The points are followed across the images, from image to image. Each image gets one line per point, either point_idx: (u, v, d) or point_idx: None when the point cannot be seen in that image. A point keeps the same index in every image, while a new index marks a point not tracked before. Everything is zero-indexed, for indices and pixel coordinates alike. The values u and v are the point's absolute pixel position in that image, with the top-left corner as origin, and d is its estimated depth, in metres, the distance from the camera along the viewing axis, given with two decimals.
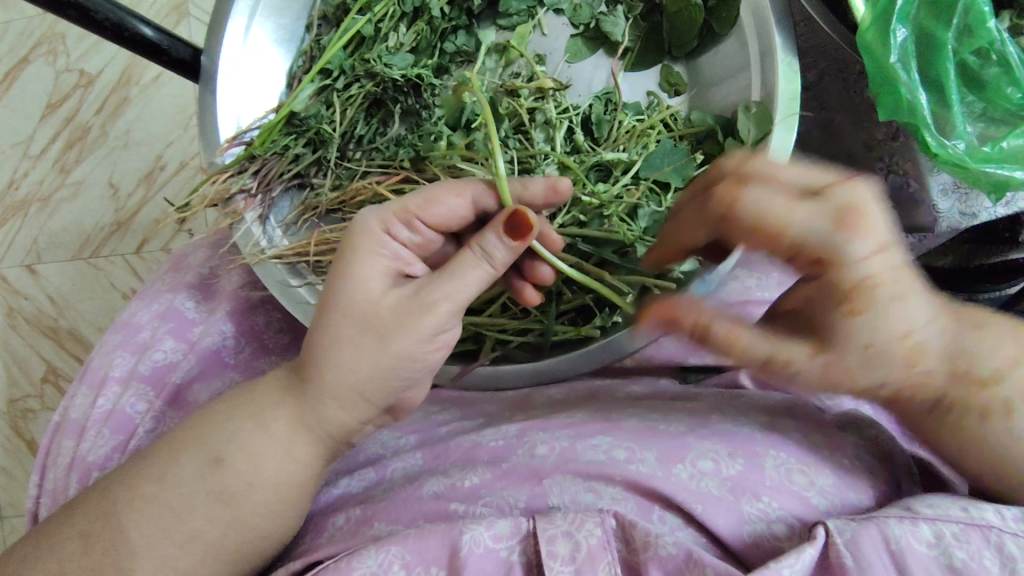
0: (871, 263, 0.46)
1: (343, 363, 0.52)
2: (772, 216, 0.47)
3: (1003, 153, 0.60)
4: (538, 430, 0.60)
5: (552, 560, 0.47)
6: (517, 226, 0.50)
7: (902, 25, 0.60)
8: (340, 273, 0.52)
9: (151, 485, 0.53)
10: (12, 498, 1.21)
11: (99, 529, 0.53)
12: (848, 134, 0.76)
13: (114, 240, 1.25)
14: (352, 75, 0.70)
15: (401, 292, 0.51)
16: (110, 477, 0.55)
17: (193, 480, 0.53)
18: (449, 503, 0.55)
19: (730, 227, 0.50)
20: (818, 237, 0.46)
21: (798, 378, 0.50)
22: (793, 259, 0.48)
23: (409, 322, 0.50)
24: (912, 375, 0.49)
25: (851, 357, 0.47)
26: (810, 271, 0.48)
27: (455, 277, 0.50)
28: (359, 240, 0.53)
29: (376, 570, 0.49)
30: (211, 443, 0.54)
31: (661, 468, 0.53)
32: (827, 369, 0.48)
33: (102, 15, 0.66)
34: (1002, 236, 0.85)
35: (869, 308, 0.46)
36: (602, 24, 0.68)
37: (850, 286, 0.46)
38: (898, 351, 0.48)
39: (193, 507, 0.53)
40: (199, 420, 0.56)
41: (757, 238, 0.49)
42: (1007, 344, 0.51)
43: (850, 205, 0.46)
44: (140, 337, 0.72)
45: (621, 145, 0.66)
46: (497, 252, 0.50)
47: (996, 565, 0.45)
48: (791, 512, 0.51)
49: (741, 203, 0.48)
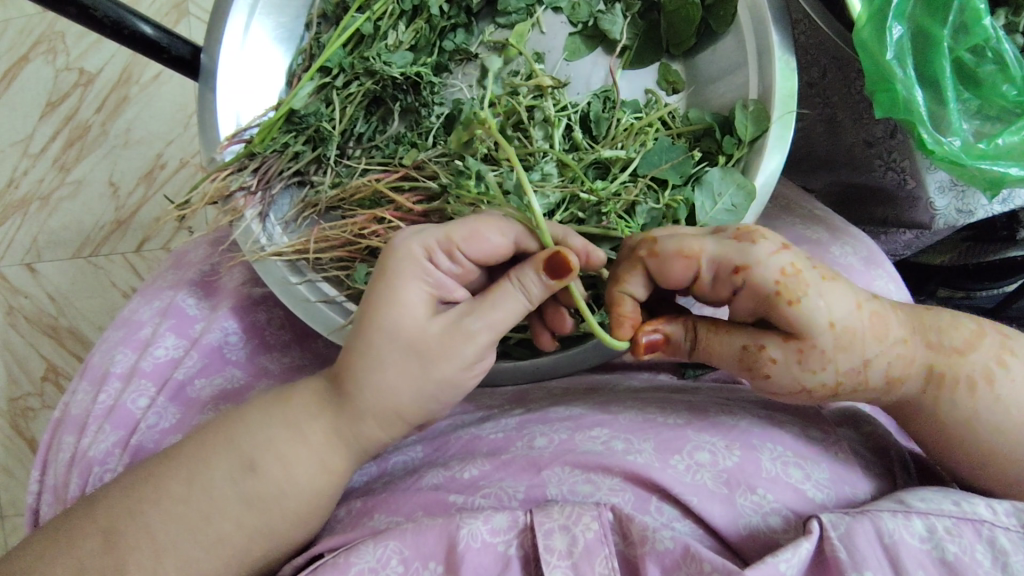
0: (782, 256, 0.49)
1: (385, 386, 0.52)
2: (688, 246, 0.51)
3: (997, 149, 0.61)
4: (537, 424, 0.61)
5: (549, 555, 0.48)
6: (558, 267, 0.49)
7: (899, 22, 0.60)
8: (381, 297, 0.52)
9: (180, 485, 0.54)
10: (12, 495, 1.22)
11: (121, 523, 0.53)
12: (848, 131, 0.78)
13: (114, 239, 1.25)
14: (351, 73, 0.70)
15: (440, 318, 0.51)
16: (128, 479, 0.56)
17: (225, 481, 0.54)
18: (448, 493, 0.55)
19: (656, 273, 0.52)
20: (728, 251, 0.50)
21: (776, 371, 0.51)
22: (718, 284, 0.51)
23: (448, 347, 0.51)
24: (886, 347, 0.52)
25: (822, 339, 0.50)
26: (736, 287, 0.51)
27: (495, 310, 0.50)
28: (402, 265, 0.52)
29: (375, 565, 0.49)
30: (236, 449, 0.54)
31: (659, 459, 0.54)
32: (803, 354, 0.50)
33: (102, 13, 0.66)
34: (1001, 234, 0.83)
35: (806, 293, 0.49)
36: (600, 22, 0.69)
37: (775, 281, 0.49)
38: (861, 324, 0.51)
39: (199, 502, 0.53)
40: (230, 423, 0.56)
41: (681, 275, 0.51)
42: (966, 321, 0.56)
43: (744, 227, 0.51)
44: (141, 333, 0.73)
45: (619, 143, 0.66)
46: (534, 287, 0.50)
47: (988, 560, 0.46)
48: (785, 505, 0.51)
49: (660, 244, 0.51)
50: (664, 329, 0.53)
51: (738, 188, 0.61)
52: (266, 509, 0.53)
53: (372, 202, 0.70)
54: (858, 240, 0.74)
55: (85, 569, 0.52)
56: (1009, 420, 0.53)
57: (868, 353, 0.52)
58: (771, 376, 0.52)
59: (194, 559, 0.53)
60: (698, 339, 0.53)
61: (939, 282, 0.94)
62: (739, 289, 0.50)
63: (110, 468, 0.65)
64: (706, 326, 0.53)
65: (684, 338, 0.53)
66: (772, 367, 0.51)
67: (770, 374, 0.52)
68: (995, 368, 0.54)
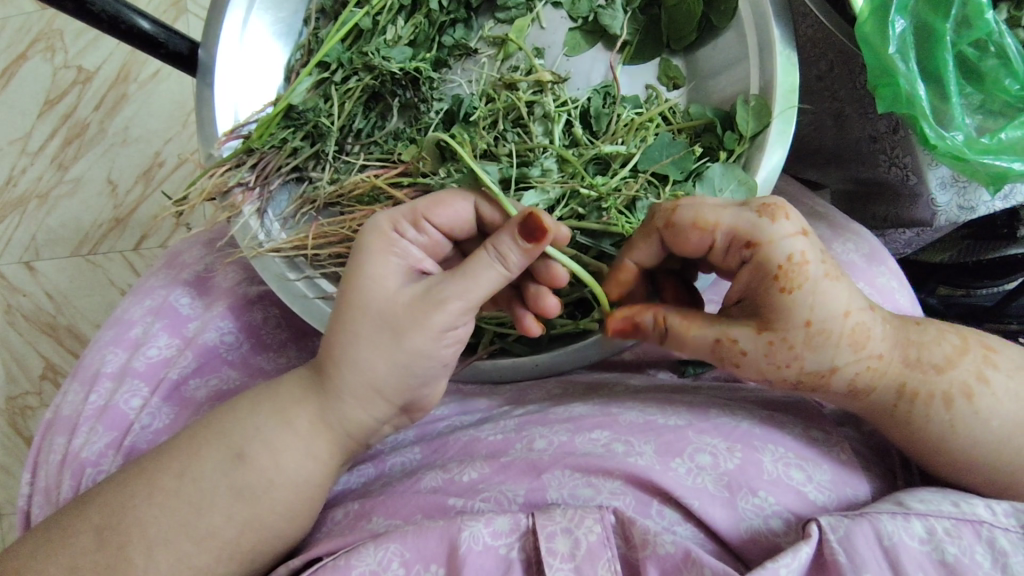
0: (795, 241, 0.49)
1: (360, 360, 0.52)
2: (706, 216, 0.51)
3: (1000, 144, 0.60)
4: (536, 425, 0.60)
5: (551, 558, 0.47)
6: (533, 230, 0.47)
7: (901, 16, 0.59)
8: (355, 274, 0.52)
9: (173, 479, 0.54)
10: (10, 495, 1.21)
11: (114, 521, 0.53)
12: (855, 124, 0.77)
13: (113, 236, 1.25)
14: (350, 68, 0.70)
15: (414, 289, 0.51)
16: (122, 473, 0.55)
17: (216, 480, 0.53)
18: (447, 496, 0.55)
19: (671, 241, 0.54)
20: (745, 222, 0.50)
21: (745, 361, 0.52)
22: (729, 255, 0.52)
23: (420, 319, 0.50)
24: (860, 356, 0.52)
25: (794, 334, 0.50)
26: (743, 259, 0.51)
27: (468, 280, 0.49)
28: (371, 241, 0.53)
29: (375, 567, 0.49)
30: (226, 440, 0.54)
31: (660, 461, 0.53)
32: (772, 348, 0.51)
33: (99, 7, 0.66)
34: (1001, 232, 0.83)
35: (803, 285, 0.49)
36: (600, 17, 0.68)
37: (778, 264, 0.49)
38: (842, 328, 0.51)
39: (195, 502, 0.53)
40: (221, 416, 0.56)
41: (695, 243, 0.52)
42: (949, 337, 0.55)
43: (769, 201, 0.51)
44: (132, 333, 0.72)
45: (619, 138, 0.66)
46: (510, 253, 0.48)
47: (988, 561, 0.46)
48: (786, 508, 0.51)
49: (676, 214, 0.52)
50: (636, 317, 0.55)
51: (739, 184, 0.61)
52: (265, 508, 0.53)
53: (370, 198, 0.69)
54: (861, 235, 0.74)
55: (80, 569, 0.52)
56: (992, 433, 0.52)
57: (838, 360, 0.52)
58: (741, 366, 0.53)
59: (191, 560, 0.52)
60: (670, 329, 0.53)
61: (938, 280, 0.93)
62: (745, 263, 0.51)
63: (102, 470, 0.64)
64: (680, 318, 0.53)
65: (653, 326, 0.54)
66: (743, 357, 0.52)
67: (740, 363, 0.53)
68: (976, 382, 0.53)
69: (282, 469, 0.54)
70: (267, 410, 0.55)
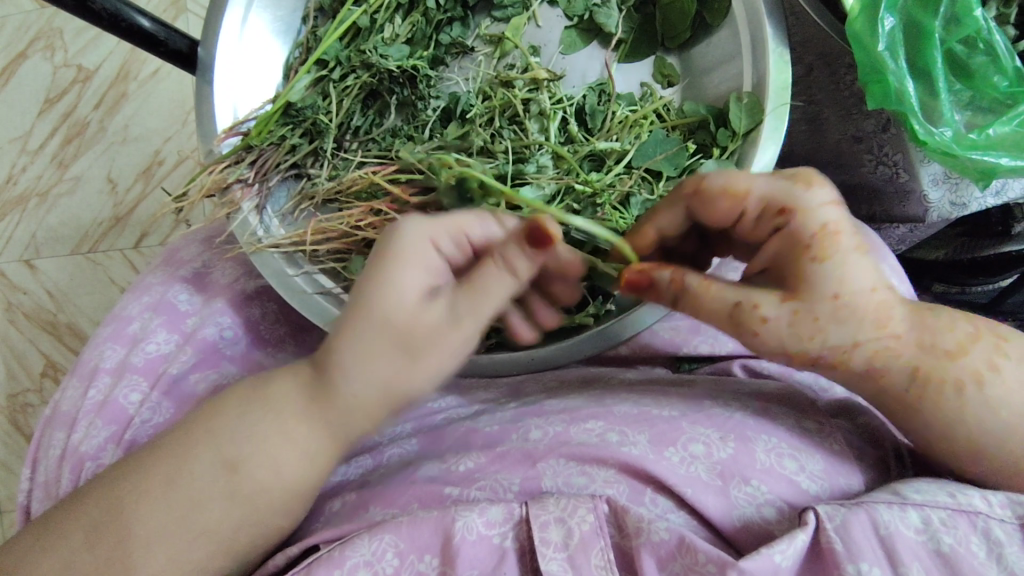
0: (828, 211, 0.51)
1: (370, 377, 0.50)
2: (737, 184, 0.52)
3: (988, 140, 0.61)
4: (532, 416, 0.61)
5: (545, 548, 0.48)
6: (539, 235, 0.48)
7: (891, 14, 0.60)
8: (376, 281, 0.50)
9: (169, 480, 0.54)
10: (10, 491, 1.22)
11: (112, 522, 0.53)
12: (833, 128, 0.79)
13: (113, 234, 1.26)
14: (347, 66, 0.71)
15: (438, 310, 0.50)
16: (118, 473, 0.55)
17: (207, 473, 0.54)
18: (444, 486, 0.55)
19: (699, 210, 0.55)
20: (780, 189, 0.52)
21: (767, 332, 0.52)
22: (762, 222, 0.53)
23: (440, 338, 0.50)
24: (881, 334, 0.52)
25: (821, 306, 0.50)
26: (775, 226, 0.52)
27: (483, 292, 0.50)
28: (404, 249, 0.51)
29: (370, 558, 0.50)
30: (220, 442, 0.54)
31: (654, 451, 0.54)
32: (796, 318, 0.51)
33: (99, 5, 0.67)
34: (996, 229, 0.84)
35: (837, 254, 0.50)
36: (595, 15, 0.69)
37: (812, 233, 0.50)
38: (869, 303, 0.51)
39: (192, 502, 0.53)
40: (215, 416, 0.55)
41: (726, 211, 0.53)
42: (961, 324, 0.55)
43: (804, 172, 0.52)
44: (130, 329, 0.73)
45: (613, 135, 0.67)
46: (520, 264, 0.49)
47: (983, 551, 0.47)
48: (778, 496, 0.52)
49: (708, 181, 0.53)
50: (652, 275, 0.54)
51: None
52: (263, 505, 0.54)
53: (368, 194, 0.70)
54: None
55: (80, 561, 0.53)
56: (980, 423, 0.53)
57: (861, 336, 0.52)
58: (759, 335, 0.52)
59: (187, 556, 0.53)
60: (687, 291, 0.53)
61: (932, 278, 0.93)
62: (778, 230, 0.52)
63: (102, 463, 0.65)
64: (698, 278, 0.53)
65: (669, 286, 0.54)
66: (762, 326, 0.52)
67: (758, 332, 0.52)
68: (985, 371, 0.53)
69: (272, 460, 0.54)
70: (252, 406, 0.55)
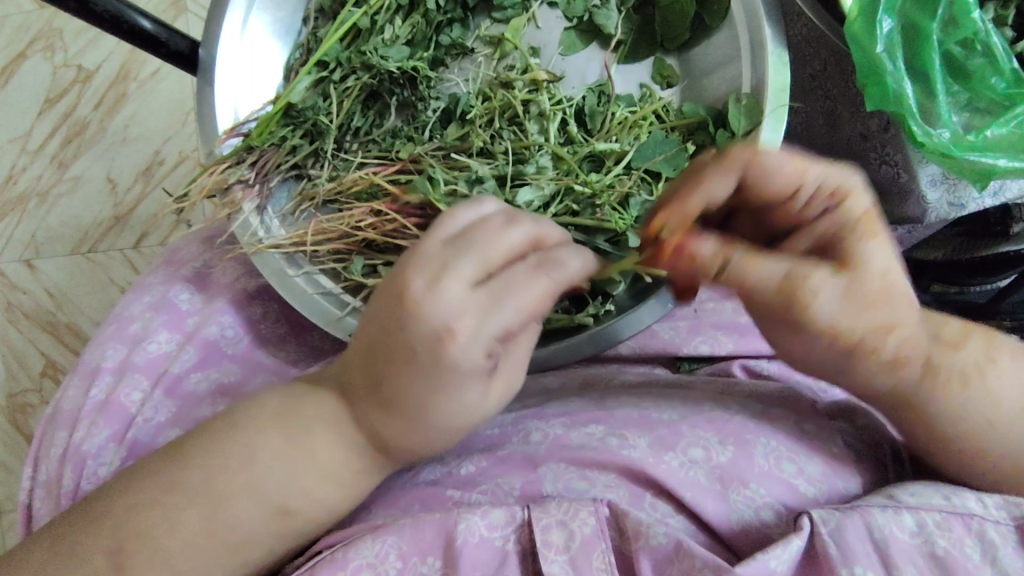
0: (869, 197, 0.53)
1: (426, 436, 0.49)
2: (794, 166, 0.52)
3: (986, 141, 0.61)
4: (533, 419, 0.62)
5: (546, 550, 0.48)
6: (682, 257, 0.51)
7: (888, 16, 0.60)
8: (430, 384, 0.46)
9: (201, 520, 0.50)
10: (11, 491, 1.22)
11: (133, 549, 0.50)
12: (846, 124, 0.79)
13: (112, 235, 1.26)
14: (348, 67, 0.71)
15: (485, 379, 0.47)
16: (139, 495, 0.51)
17: (253, 522, 0.51)
18: (445, 488, 0.56)
19: (753, 186, 0.53)
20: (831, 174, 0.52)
21: (819, 304, 0.50)
22: (811, 206, 0.53)
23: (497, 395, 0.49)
24: (913, 317, 0.53)
25: (873, 280, 0.50)
26: (823, 207, 0.53)
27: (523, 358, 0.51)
28: (455, 351, 0.44)
29: (373, 561, 0.50)
30: (249, 472, 0.51)
31: (653, 454, 0.54)
32: (849, 290, 0.50)
33: (102, 7, 0.67)
34: (993, 228, 0.86)
35: (880, 235, 0.52)
36: (595, 17, 0.69)
37: (858, 214, 0.52)
38: (907, 284, 0.52)
39: (229, 541, 0.51)
40: (239, 447, 0.52)
41: (784, 189, 0.52)
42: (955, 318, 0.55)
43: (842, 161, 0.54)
44: (131, 329, 0.73)
45: (613, 136, 0.67)
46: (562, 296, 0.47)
47: (977, 553, 0.47)
48: (777, 500, 0.52)
49: (765, 157, 0.52)
50: (697, 245, 0.50)
51: None
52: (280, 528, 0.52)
53: (368, 195, 0.70)
54: None
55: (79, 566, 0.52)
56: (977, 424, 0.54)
57: (900, 317, 0.52)
58: (810, 310, 0.50)
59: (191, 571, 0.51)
60: (735, 261, 0.50)
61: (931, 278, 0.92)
62: (829, 211, 0.52)
63: (103, 462, 0.65)
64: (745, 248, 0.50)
65: (715, 258, 0.50)
66: (816, 297, 0.50)
67: (811, 305, 0.50)
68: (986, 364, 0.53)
69: (299, 481, 0.51)
70: (298, 442, 0.51)
